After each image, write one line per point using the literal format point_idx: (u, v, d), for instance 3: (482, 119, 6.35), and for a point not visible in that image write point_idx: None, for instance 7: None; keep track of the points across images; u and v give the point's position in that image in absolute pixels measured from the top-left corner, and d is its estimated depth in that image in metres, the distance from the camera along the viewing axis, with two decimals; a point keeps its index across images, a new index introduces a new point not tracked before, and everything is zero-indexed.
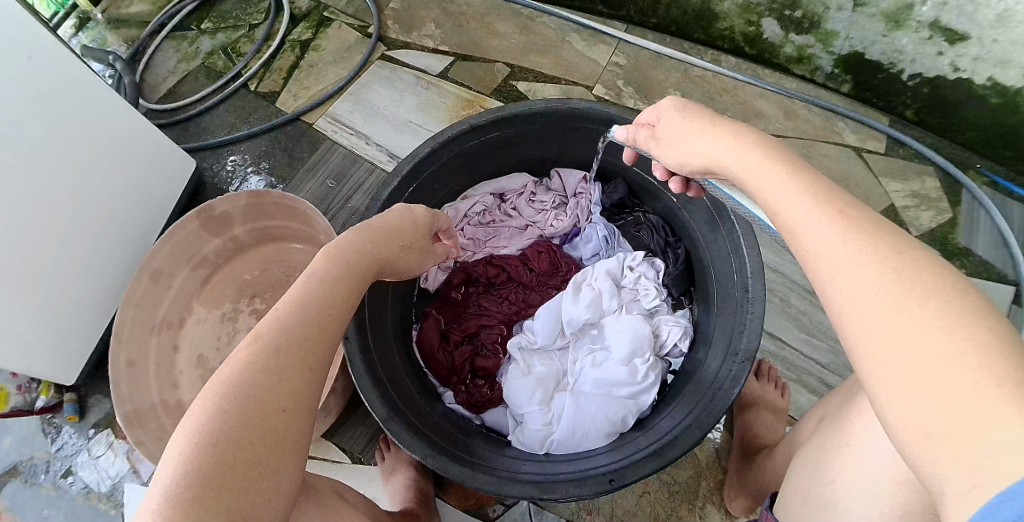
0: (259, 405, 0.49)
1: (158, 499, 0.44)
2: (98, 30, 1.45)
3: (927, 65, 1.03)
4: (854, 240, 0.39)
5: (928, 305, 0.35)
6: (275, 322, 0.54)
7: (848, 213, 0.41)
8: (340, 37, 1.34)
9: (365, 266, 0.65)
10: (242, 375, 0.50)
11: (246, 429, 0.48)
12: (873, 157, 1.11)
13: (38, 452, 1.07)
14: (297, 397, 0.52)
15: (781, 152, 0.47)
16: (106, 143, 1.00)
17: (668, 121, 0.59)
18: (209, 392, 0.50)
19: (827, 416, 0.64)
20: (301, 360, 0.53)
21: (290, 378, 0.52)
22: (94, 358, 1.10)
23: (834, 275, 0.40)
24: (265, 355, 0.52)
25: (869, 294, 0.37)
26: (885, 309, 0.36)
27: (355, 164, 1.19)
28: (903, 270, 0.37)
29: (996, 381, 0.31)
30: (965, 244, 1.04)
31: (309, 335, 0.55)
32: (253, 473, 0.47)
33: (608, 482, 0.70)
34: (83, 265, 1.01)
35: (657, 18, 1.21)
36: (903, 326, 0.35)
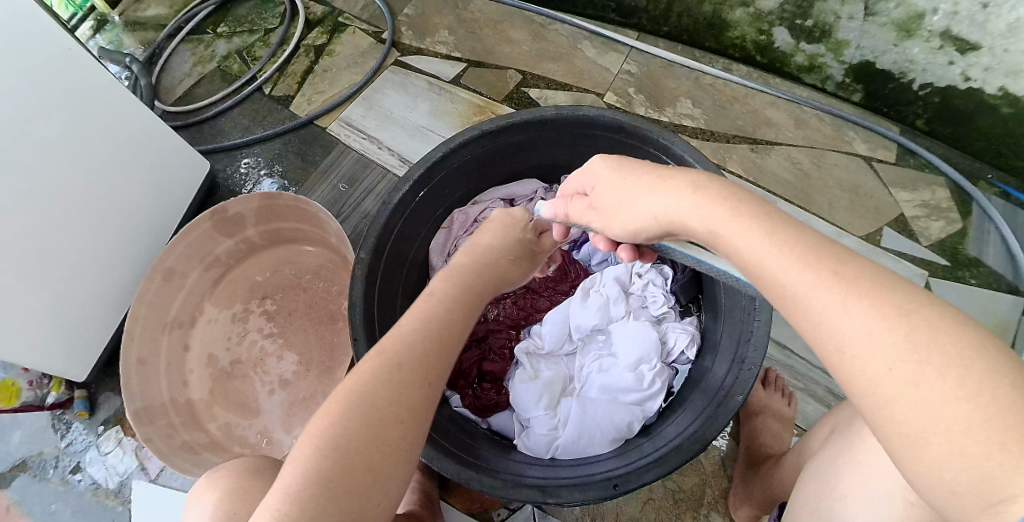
0: (377, 416, 0.53)
1: (283, 491, 0.49)
2: (116, 32, 1.48)
3: (938, 75, 1.02)
4: (842, 286, 0.40)
5: (948, 371, 0.36)
6: (399, 338, 0.59)
7: (839, 270, 0.41)
8: (354, 42, 1.36)
9: (477, 288, 0.69)
10: (364, 387, 0.54)
11: (366, 437, 0.51)
12: (883, 167, 1.11)
13: (48, 448, 1.09)
14: (413, 411, 0.55)
15: (740, 199, 0.48)
16: (123, 143, 1.02)
17: (607, 183, 0.59)
18: (334, 402, 0.54)
19: (837, 429, 0.64)
20: (420, 377, 0.56)
21: (409, 393, 0.55)
22: (105, 356, 1.12)
23: (833, 313, 0.40)
24: (386, 370, 0.55)
25: (878, 340, 0.38)
26: (898, 359, 0.38)
27: (367, 168, 1.20)
28: (895, 309, 0.39)
29: (1017, 446, 0.34)
30: (975, 254, 1.04)
31: (429, 352, 0.58)
32: (367, 481, 0.50)
33: (613, 487, 0.70)
34: (97, 262, 1.02)
35: (668, 26, 1.22)
36: (923, 376, 0.37)
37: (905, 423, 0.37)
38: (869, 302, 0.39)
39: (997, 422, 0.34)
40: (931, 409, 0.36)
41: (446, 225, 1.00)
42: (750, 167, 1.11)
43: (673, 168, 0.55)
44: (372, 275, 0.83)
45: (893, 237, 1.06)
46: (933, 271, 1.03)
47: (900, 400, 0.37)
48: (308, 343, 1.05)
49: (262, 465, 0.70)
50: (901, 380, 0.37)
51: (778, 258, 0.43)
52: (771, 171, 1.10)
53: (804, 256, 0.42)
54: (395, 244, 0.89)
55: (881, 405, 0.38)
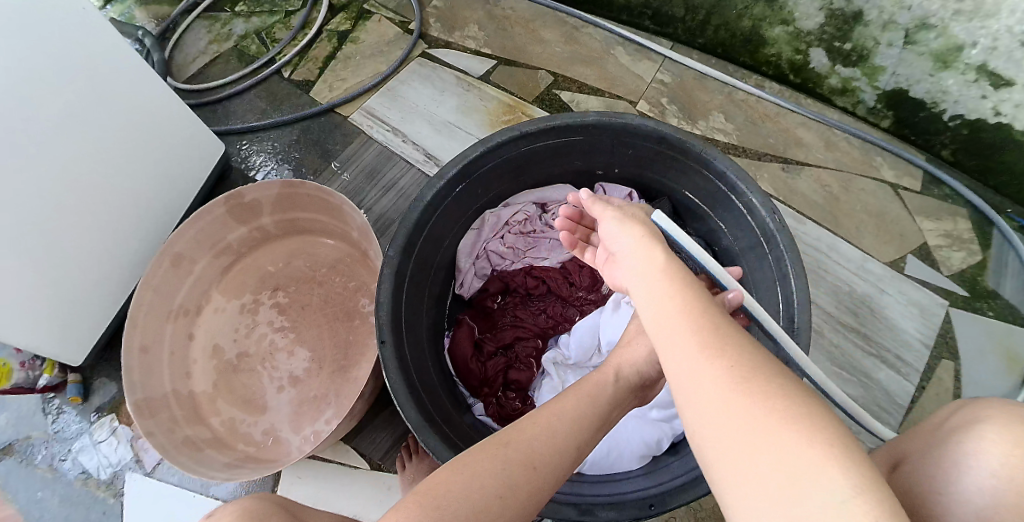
0: (480, 484, 0.48)
1: None
2: (126, 5, 1.42)
3: (969, 107, 1.02)
4: (709, 348, 0.44)
5: (750, 400, 0.39)
6: (521, 423, 0.54)
7: (698, 328, 0.46)
8: (380, 31, 1.32)
9: (604, 394, 0.60)
10: (474, 458, 0.50)
11: (462, 501, 0.47)
12: (909, 195, 1.10)
13: (36, 432, 1.03)
14: (516, 490, 0.48)
15: (685, 277, 0.52)
16: (139, 119, 0.97)
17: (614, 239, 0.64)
18: (447, 467, 0.50)
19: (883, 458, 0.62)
20: (530, 458, 0.50)
21: (515, 470, 0.49)
22: (104, 339, 1.06)
23: (696, 379, 0.43)
24: (498, 447, 0.51)
25: (726, 402, 0.40)
26: (721, 388, 0.41)
27: (389, 162, 1.16)
28: (748, 374, 0.41)
29: (814, 453, 0.36)
30: (993, 286, 1.04)
31: (545, 439, 0.52)
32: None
33: (648, 507, 0.69)
34: (103, 243, 0.98)
35: (704, 38, 1.21)
36: (746, 432, 0.38)
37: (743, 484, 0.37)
38: (729, 367, 0.42)
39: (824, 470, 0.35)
40: (755, 466, 0.37)
41: (476, 226, 0.97)
42: (782, 187, 1.11)
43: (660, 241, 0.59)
44: (400, 276, 0.80)
45: (916, 265, 1.06)
46: (953, 301, 1.03)
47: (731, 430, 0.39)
48: (323, 340, 1.01)
49: (259, 508, 0.57)
50: (722, 410, 0.40)
51: (671, 330, 0.47)
52: (801, 193, 1.10)
53: (688, 330, 0.46)
54: (423, 246, 0.85)
55: (714, 438, 0.40)
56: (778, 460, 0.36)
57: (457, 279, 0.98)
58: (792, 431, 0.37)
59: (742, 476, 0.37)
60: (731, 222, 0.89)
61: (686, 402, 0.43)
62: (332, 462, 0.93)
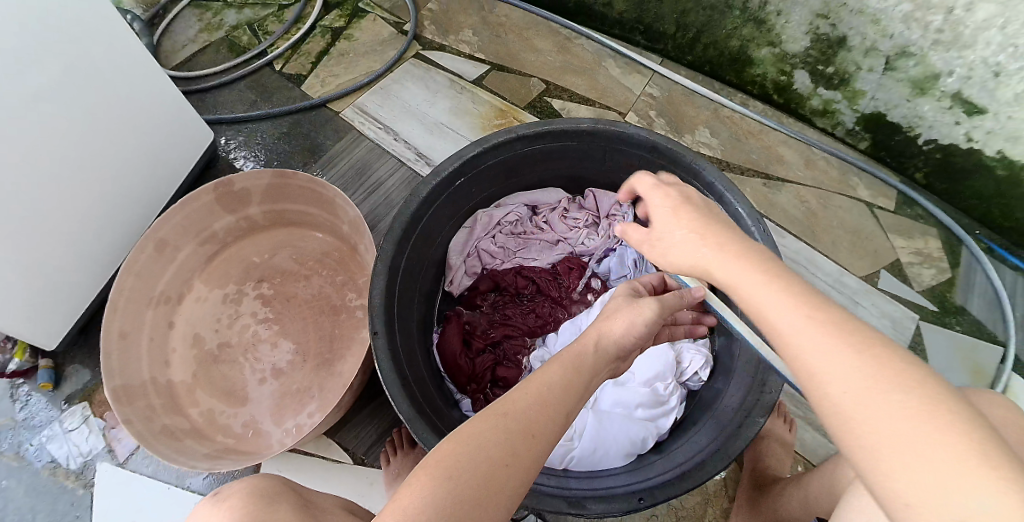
0: (484, 457, 0.47)
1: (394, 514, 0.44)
2: None
3: (942, 132, 1.07)
4: (840, 335, 0.42)
5: (891, 393, 0.38)
6: (515, 392, 0.52)
7: (814, 313, 0.43)
8: (375, 30, 1.33)
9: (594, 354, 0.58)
10: (473, 430, 0.49)
11: (468, 475, 0.46)
12: (883, 214, 1.16)
13: (3, 419, 0.99)
14: (519, 459, 0.48)
15: (772, 263, 0.49)
16: (132, 100, 0.96)
17: (661, 221, 0.59)
18: (448, 440, 0.49)
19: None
20: (530, 426, 0.50)
21: (518, 440, 0.48)
22: (79, 325, 1.03)
23: (824, 369, 0.41)
24: (496, 417, 0.50)
25: (873, 396, 0.39)
26: (858, 379, 0.39)
27: (381, 159, 1.17)
28: (895, 366, 0.39)
29: (981, 462, 0.35)
30: (961, 302, 1.09)
31: (541, 406, 0.51)
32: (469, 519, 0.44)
33: (638, 501, 0.70)
34: (85, 224, 0.95)
35: (692, 55, 1.25)
36: (899, 429, 0.37)
37: (905, 482, 0.36)
38: (868, 359, 0.40)
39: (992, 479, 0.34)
40: (915, 465, 0.36)
41: (469, 225, 0.97)
42: (762, 201, 1.15)
43: (725, 228, 0.55)
44: (394, 269, 0.80)
45: (890, 281, 1.10)
46: (922, 315, 1.08)
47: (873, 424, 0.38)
48: (308, 332, 1.00)
49: None
50: (861, 401, 0.39)
51: (776, 317, 0.44)
52: (782, 207, 1.15)
53: (800, 315, 0.43)
54: (418, 241, 0.86)
55: (850, 428, 0.39)
56: (946, 465, 0.35)
57: (447, 276, 0.98)
58: (948, 436, 0.36)
59: (897, 472, 0.37)
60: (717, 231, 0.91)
61: (816, 391, 0.41)
62: (314, 456, 0.92)
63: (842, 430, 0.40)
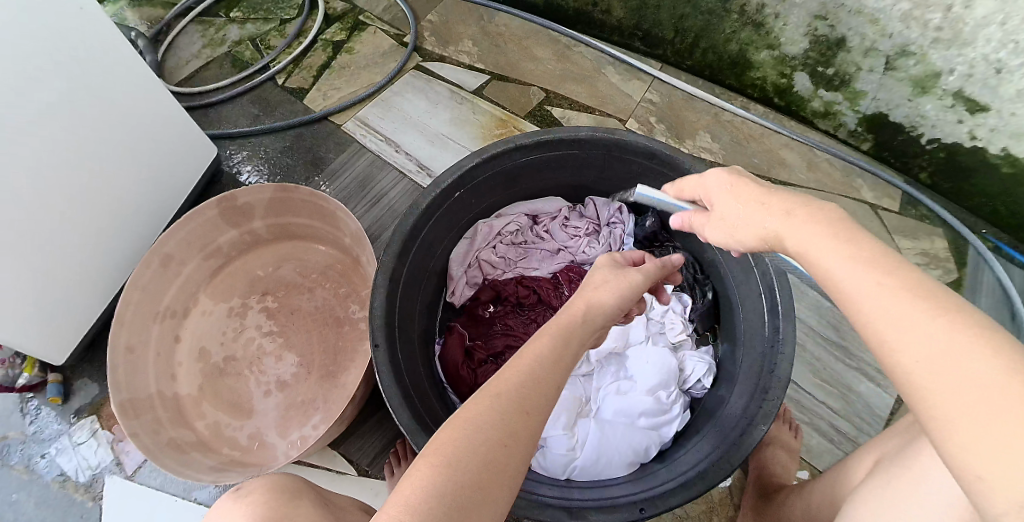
0: (483, 437, 0.48)
1: (401, 500, 0.44)
2: (121, 6, 1.42)
3: (946, 131, 1.06)
4: (921, 303, 0.39)
5: (971, 358, 0.36)
6: (505, 372, 0.53)
7: (888, 281, 0.40)
8: (375, 42, 1.35)
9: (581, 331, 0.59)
10: (470, 413, 0.50)
11: (471, 457, 0.46)
12: (887, 215, 1.14)
13: (15, 433, 1.01)
14: (518, 436, 0.49)
15: (847, 226, 0.46)
16: (136, 118, 0.98)
17: (720, 205, 0.58)
18: (446, 426, 0.49)
19: (883, 459, 0.63)
20: (523, 404, 0.50)
21: (515, 419, 0.49)
22: (87, 339, 1.05)
23: (898, 340, 0.38)
24: (491, 398, 0.50)
25: (951, 368, 0.36)
26: (928, 341, 0.37)
27: (383, 170, 1.18)
28: (980, 336, 0.36)
29: None
30: (969, 303, 1.07)
31: (531, 383, 0.52)
32: (474, 499, 0.45)
33: (639, 511, 0.69)
34: (90, 239, 0.97)
35: (691, 60, 1.25)
36: (973, 393, 0.35)
37: (985, 460, 0.34)
38: (950, 329, 0.37)
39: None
40: (996, 443, 0.33)
41: (469, 235, 0.98)
42: None
43: (784, 191, 0.53)
44: (394, 282, 0.81)
45: None
46: None
47: (941, 388, 0.36)
48: (312, 345, 1.01)
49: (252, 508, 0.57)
50: (931, 365, 0.37)
51: (848, 286, 0.42)
52: None
53: (874, 282, 0.41)
54: (418, 252, 0.86)
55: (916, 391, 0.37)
56: None
57: (448, 287, 0.99)
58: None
59: (973, 447, 0.34)
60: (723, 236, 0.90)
61: (889, 362, 0.39)
62: (318, 467, 0.92)
63: (916, 401, 0.37)
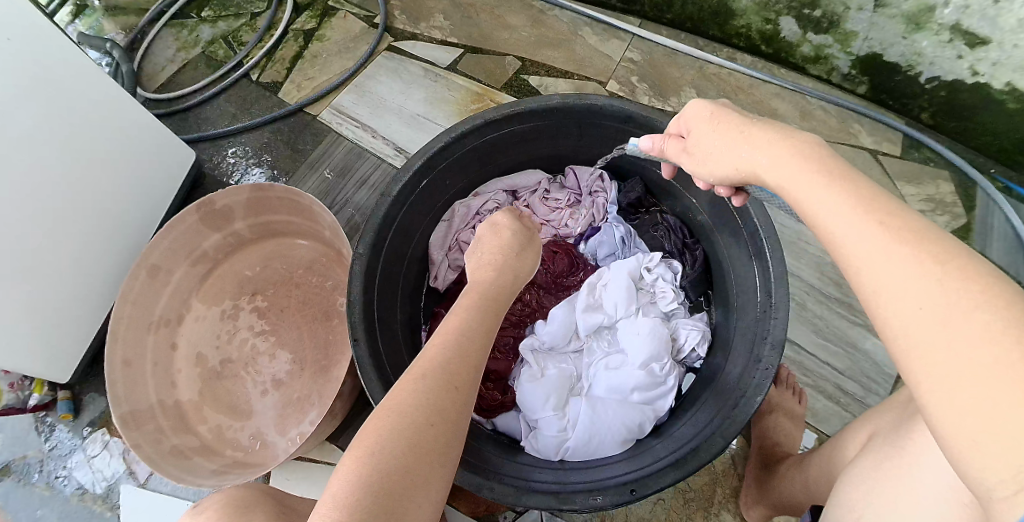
0: (409, 420, 0.49)
1: (333, 495, 0.45)
2: (95, 17, 1.40)
3: (945, 68, 1.01)
4: (922, 251, 0.37)
5: (976, 317, 0.34)
6: (427, 355, 0.56)
7: (889, 224, 0.39)
8: (346, 26, 1.31)
9: (500, 303, 0.66)
10: (395, 400, 0.51)
11: (398, 441, 0.48)
12: (888, 160, 1.09)
13: (31, 451, 1.04)
14: (445, 413, 0.51)
15: (847, 175, 0.44)
16: (105, 130, 0.96)
17: (697, 132, 0.59)
18: (372, 415, 0.51)
19: (877, 436, 0.61)
20: (447, 381, 0.53)
21: (439, 397, 0.52)
22: (89, 355, 1.06)
23: (894, 290, 0.37)
24: (415, 380, 0.53)
25: (951, 321, 0.35)
26: (930, 294, 0.36)
27: (361, 158, 1.16)
28: (982, 284, 0.35)
29: None
30: (980, 249, 1.02)
31: (456, 359, 0.55)
32: (404, 484, 0.46)
33: (629, 493, 0.67)
34: (79, 258, 0.96)
35: (672, 13, 1.19)
36: (965, 353, 0.34)
37: (975, 432, 0.33)
38: (953, 278, 0.36)
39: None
40: (994, 403, 0.33)
41: (447, 218, 0.97)
42: None
43: (763, 123, 0.53)
44: (372, 272, 0.79)
45: None
46: None
47: (934, 344, 0.35)
48: (303, 341, 1.01)
49: None
50: (931, 321, 0.35)
51: (841, 235, 0.41)
52: None
53: (874, 227, 0.39)
54: (393, 240, 0.84)
55: (909, 350, 0.36)
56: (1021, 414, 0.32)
57: (431, 272, 0.98)
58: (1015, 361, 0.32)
59: (968, 408, 0.34)
60: (702, 197, 0.87)
61: (881, 315, 0.38)
62: (320, 462, 0.94)
63: (904, 357, 0.37)
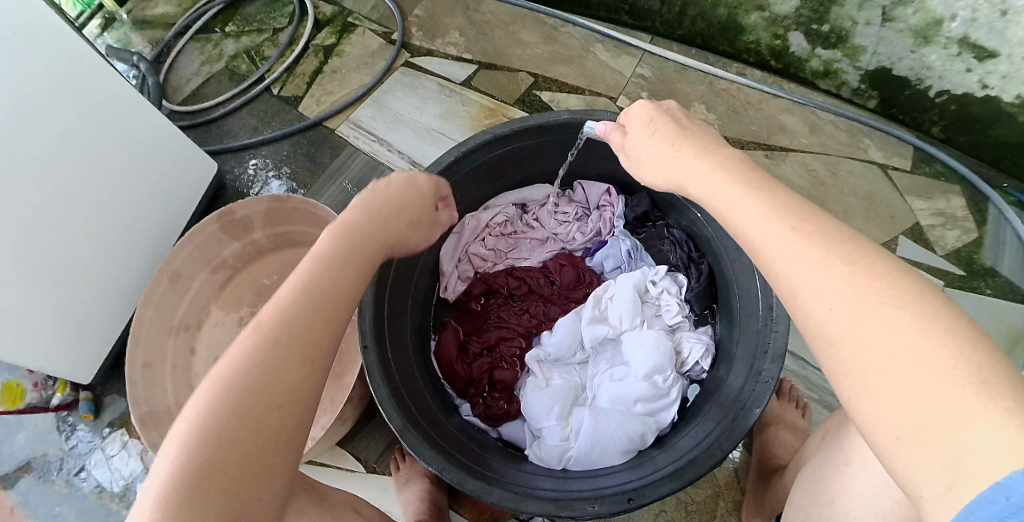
0: (253, 398, 0.51)
1: (160, 480, 0.48)
2: (123, 30, 1.46)
3: (955, 82, 1.01)
4: (834, 254, 0.42)
5: (886, 310, 0.38)
6: (281, 311, 0.55)
7: (801, 228, 0.44)
8: (364, 43, 1.35)
9: (368, 253, 0.65)
10: (238, 373, 0.52)
11: (235, 426, 0.50)
12: (898, 175, 1.09)
13: (52, 450, 1.08)
14: (295, 390, 0.53)
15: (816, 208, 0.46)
16: (131, 142, 1.01)
17: (636, 132, 0.63)
18: (207, 384, 0.52)
19: (829, 434, 0.66)
20: (300, 354, 0.54)
21: (289, 373, 0.53)
22: (111, 358, 1.11)
23: (810, 288, 0.41)
24: (264, 349, 0.53)
25: (863, 318, 0.39)
26: (842, 294, 0.40)
27: (377, 171, 1.19)
28: (887, 283, 0.39)
29: (961, 381, 0.34)
30: (991, 263, 1.02)
31: (309, 323, 0.55)
32: (245, 472, 0.50)
33: (628, 501, 0.68)
34: (103, 263, 1.01)
35: (682, 29, 1.21)
36: (881, 347, 0.37)
37: (898, 424, 0.36)
38: (862, 278, 0.40)
39: (989, 407, 0.33)
40: (908, 393, 0.36)
41: (458, 230, 0.99)
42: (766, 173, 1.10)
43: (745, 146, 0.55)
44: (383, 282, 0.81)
45: (909, 247, 1.04)
46: (947, 281, 1.01)
47: (846, 337, 0.39)
48: None
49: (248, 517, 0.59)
50: (842, 318, 0.39)
51: (794, 254, 0.43)
52: (786, 178, 1.09)
53: (787, 230, 0.44)
54: None
55: (829, 345, 0.40)
56: (937, 403, 0.34)
57: (440, 283, 1.00)
58: (927, 352, 0.36)
59: (891, 400, 0.36)
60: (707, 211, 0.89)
61: (802, 318, 0.42)
62: (330, 467, 0.97)
63: (829, 356, 0.40)
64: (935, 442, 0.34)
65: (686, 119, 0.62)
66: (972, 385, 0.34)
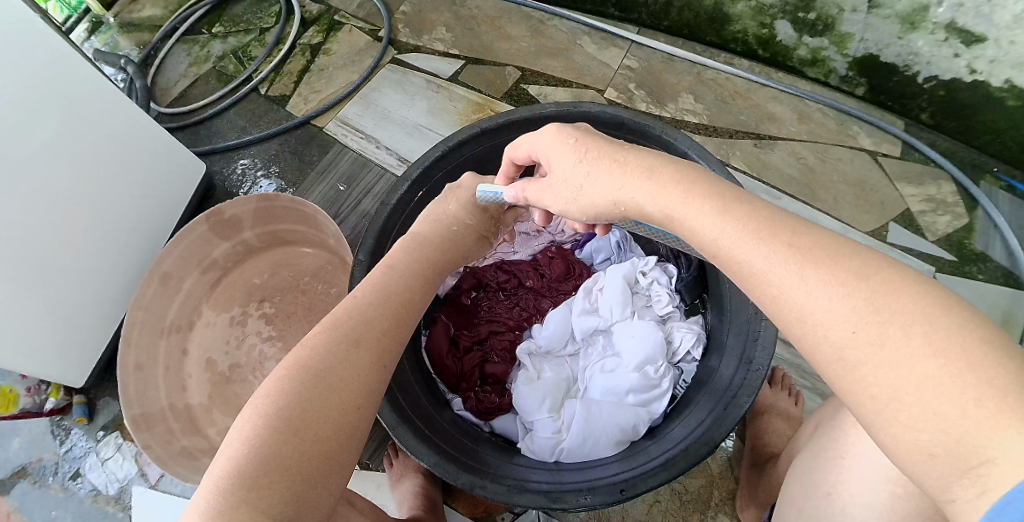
0: (338, 396, 0.52)
1: (233, 464, 0.47)
2: (110, 33, 1.46)
3: (943, 67, 1.00)
4: (826, 269, 0.40)
5: (915, 329, 0.37)
6: (359, 313, 0.59)
7: (797, 243, 0.42)
8: (351, 40, 1.35)
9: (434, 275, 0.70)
10: (322, 366, 0.53)
11: (320, 418, 0.50)
12: (887, 161, 1.09)
13: (47, 454, 1.08)
14: (370, 394, 0.55)
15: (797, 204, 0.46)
16: (118, 143, 1.00)
17: (559, 167, 0.59)
18: (281, 376, 0.53)
19: (821, 425, 0.65)
20: (377, 358, 0.57)
21: (367, 375, 0.55)
22: (103, 361, 1.10)
23: (821, 313, 0.40)
24: (348, 347, 0.55)
25: (888, 340, 0.37)
26: (858, 314, 0.38)
27: (365, 168, 1.19)
28: (901, 297, 0.38)
29: (998, 396, 0.33)
30: (982, 248, 1.01)
31: (385, 331, 0.59)
32: (321, 469, 0.49)
33: (619, 493, 0.68)
34: (92, 266, 1.00)
35: (669, 20, 1.21)
36: (906, 366, 0.36)
37: (935, 442, 0.35)
38: (883, 296, 0.38)
39: None
40: (942, 412, 0.35)
41: None
42: (755, 162, 1.10)
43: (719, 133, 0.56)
44: None
45: (900, 233, 1.04)
46: (938, 267, 1.00)
47: (871, 361, 0.38)
48: None
49: None
50: (864, 341, 0.38)
51: (766, 255, 0.42)
52: (776, 166, 1.09)
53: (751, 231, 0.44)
54: None
55: (849, 370, 0.39)
56: (976, 420, 0.34)
57: None
58: (958, 368, 0.35)
59: (926, 422, 0.36)
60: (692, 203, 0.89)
61: (812, 339, 0.40)
62: None
63: (852, 382, 0.39)
64: (974, 458, 0.34)
65: (605, 138, 0.60)
66: (1011, 396, 0.33)
